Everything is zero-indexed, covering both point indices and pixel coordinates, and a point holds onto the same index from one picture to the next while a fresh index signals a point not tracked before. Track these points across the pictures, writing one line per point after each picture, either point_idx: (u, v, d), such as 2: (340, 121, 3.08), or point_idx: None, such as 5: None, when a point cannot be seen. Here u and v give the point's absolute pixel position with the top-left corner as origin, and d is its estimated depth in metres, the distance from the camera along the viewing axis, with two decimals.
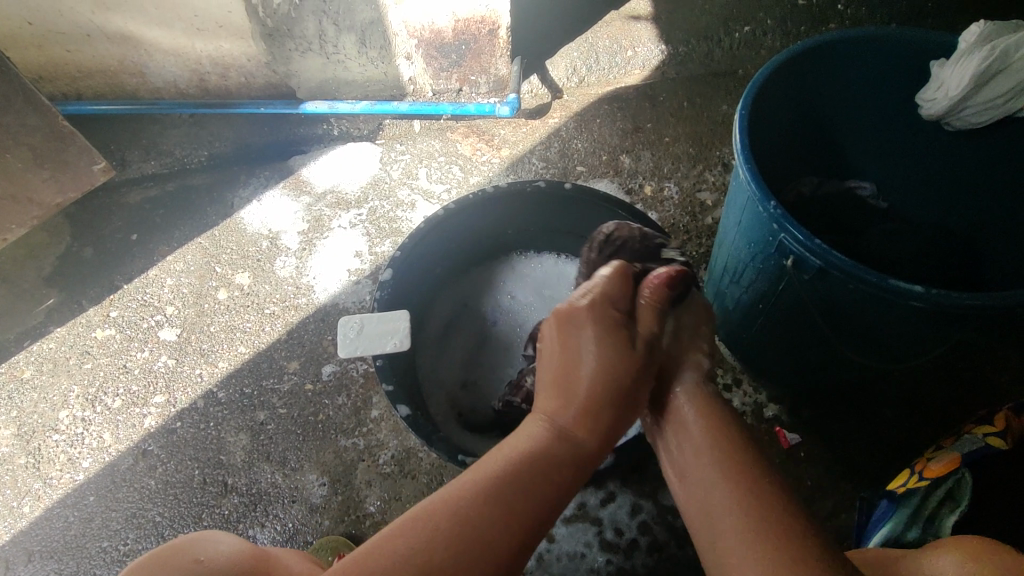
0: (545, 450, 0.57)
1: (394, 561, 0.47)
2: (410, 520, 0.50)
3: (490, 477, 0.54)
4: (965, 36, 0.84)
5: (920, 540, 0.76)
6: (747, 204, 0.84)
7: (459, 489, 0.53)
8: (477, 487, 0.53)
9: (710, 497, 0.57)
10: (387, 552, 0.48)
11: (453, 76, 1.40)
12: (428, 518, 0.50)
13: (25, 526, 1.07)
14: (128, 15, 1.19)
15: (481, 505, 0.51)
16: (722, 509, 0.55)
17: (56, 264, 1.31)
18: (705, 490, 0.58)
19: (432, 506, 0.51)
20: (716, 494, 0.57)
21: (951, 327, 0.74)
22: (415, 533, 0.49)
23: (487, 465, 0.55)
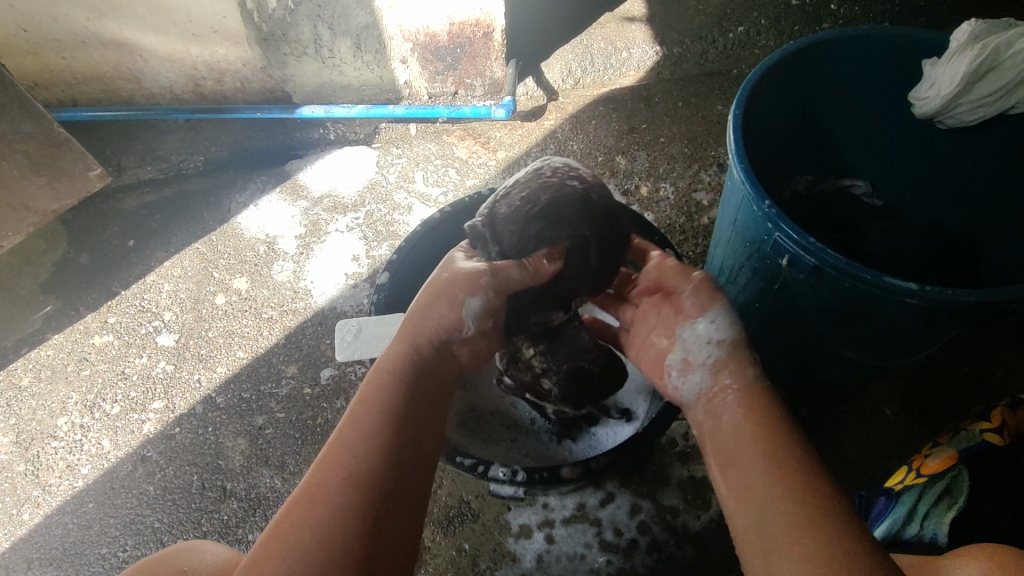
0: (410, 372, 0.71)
1: (313, 528, 0.55)
2: (303, 497, 0.58)
3: (366, 431, 0.63)
4: (955, 35, 0.85)
5: (919, 537, 0.77)
6: (741, 203, 0.84)
7: (329, 460, 0.61)
8: (354, 443, 0.62)
9: (756, 488, 0.55)
10: (295, 529, 0.56)
11: (449, 79, 1.40)
12: (320, 487, 0.58)
13: (25, 533, 1.07)
14: (123, 21, 1.19)
15: (354, 469, 0.60)
16: (770, 507, 0.53)
17: (52, 271, 1.30)
18: (751, 488, 0.55)
19: (314, 475, 0.60)
20: (763, 489, 0.54)
21: (945, 323, 0.75)
22: (317, 499, 0.57)
23: (358, 410, 0.65)
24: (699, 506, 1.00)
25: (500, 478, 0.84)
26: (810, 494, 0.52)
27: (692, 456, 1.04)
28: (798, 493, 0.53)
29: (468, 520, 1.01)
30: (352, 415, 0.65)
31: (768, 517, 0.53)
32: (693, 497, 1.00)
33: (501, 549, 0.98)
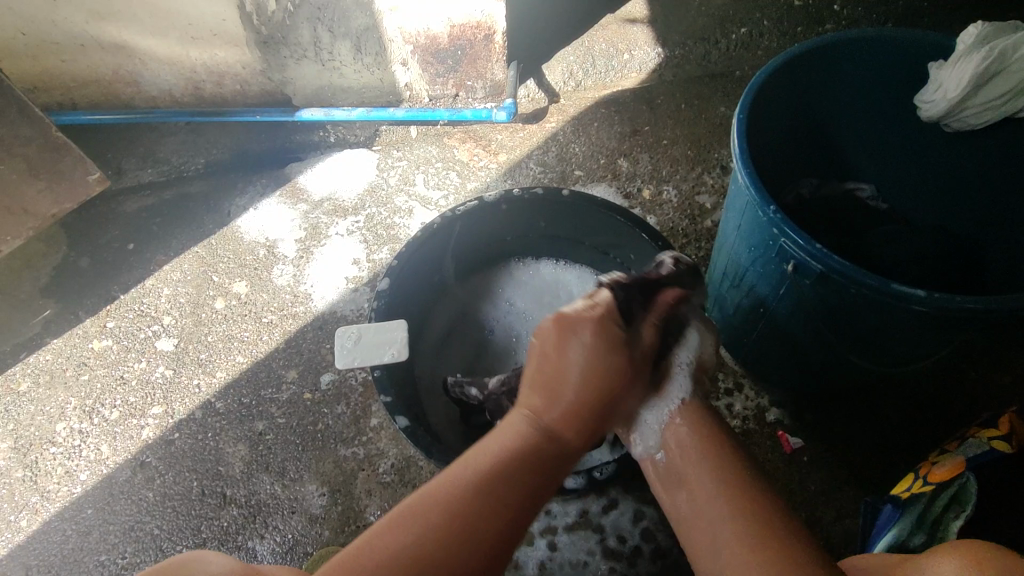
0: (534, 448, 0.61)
1: (382, 561, 0.51)
2: (393, 524, 0.53)
3: (474, 510, 0.54)
4: (962, 38, 0.84)
5: (923, 545, 0.75)
6: (746, 209, 0.83)
7: (435, 506, 0.54)
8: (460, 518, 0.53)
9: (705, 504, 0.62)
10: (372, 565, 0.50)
11: (450, 82, 1.39)
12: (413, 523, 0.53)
13: (23, 540, 1.06)
14: (122, 24, 1.18)
15: (444, 535, 0.53)
16: (719, 523, 0.59)
17: (51, 276, 1.30)
18: (702, 506, 0.62)
19: (415, 513, 0.54)
20: (712, 507, 0.61)
21: (954, 330, 0.74)
22: (403, 536, 0.52)
23: (455, 482, 0.56)
24: None
25: None
26: (752, 510, 0.59)
27: None
28: (738, 505, 0.59)
29: None
30: (450, 481, 0.56)
31: (717, 531, 0.59)
32: None
33: None
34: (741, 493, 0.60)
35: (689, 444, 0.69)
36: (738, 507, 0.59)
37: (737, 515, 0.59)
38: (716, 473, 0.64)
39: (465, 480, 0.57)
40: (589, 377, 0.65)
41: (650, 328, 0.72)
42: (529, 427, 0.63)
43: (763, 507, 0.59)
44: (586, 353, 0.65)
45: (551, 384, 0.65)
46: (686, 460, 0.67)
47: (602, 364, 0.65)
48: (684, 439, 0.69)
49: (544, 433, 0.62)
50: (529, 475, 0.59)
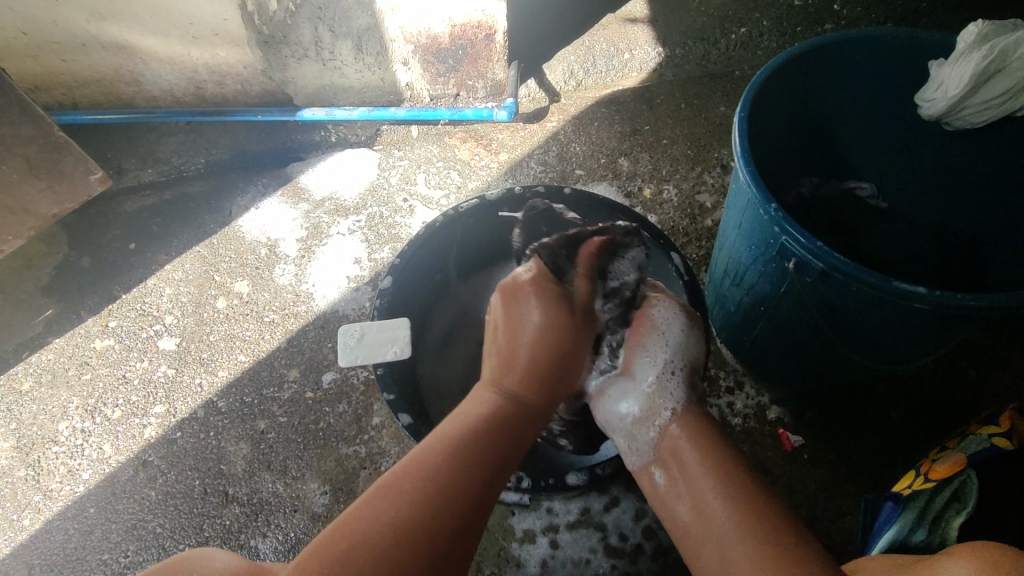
0: (496, 408, 0.67)
1: (371, 529, 0.53)
2: (381, 493, 0.56)
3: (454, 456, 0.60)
4: (963, 36, 0.84)
5: (926, 542, 0.74)
6: (747, 207, 0.83)
7: (410, 464, 0.59)
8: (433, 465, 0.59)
9: (711, 513, 0.61)
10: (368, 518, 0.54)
11: (450, 81, 1.40)
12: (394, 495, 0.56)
13: (25, 539, 1.06)
14: (123, 24, 1.18)
15: (424, 486, 0.57)
16: (727, 530, 0.59)
17: (53, 275, 1.30)
18: (706, 515, 0.61)
19: (396, 479, 0.57)
20: (718, 514, 0.60)
21: (956, 328, 0.74)
22: (392, 500, 0.55)
23: (433, 446, 0.61)
24: None
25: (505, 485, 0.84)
26: (756, 517, 0.59)
27: None
28: (745, 513, 0.59)
29: None
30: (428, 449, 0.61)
31: (725, 541, 0.58)
32: None
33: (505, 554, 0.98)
34: (751, 498, 0.60)
35: (689, 452, 0.67)
36: (744, 515, 0.59)
37: (744, 522, 0.59)
38: (720, 478, 0.63)
39: (443, 445, 0.61)
40: (540, 343, 0.72)
41: (581, 279, 0.80)
42: (491, 395, 0.69)
43: (767, 513, 0.59)
44: (530, 315, 0.73)
45: (506, 358, 0.72)
46: (687, 468, 0.66)
47: (556, 326, 0.73)
48: (682, 445, 0.68)
49: (505, 396, 0.69)
50: (500, 435, 0.64)
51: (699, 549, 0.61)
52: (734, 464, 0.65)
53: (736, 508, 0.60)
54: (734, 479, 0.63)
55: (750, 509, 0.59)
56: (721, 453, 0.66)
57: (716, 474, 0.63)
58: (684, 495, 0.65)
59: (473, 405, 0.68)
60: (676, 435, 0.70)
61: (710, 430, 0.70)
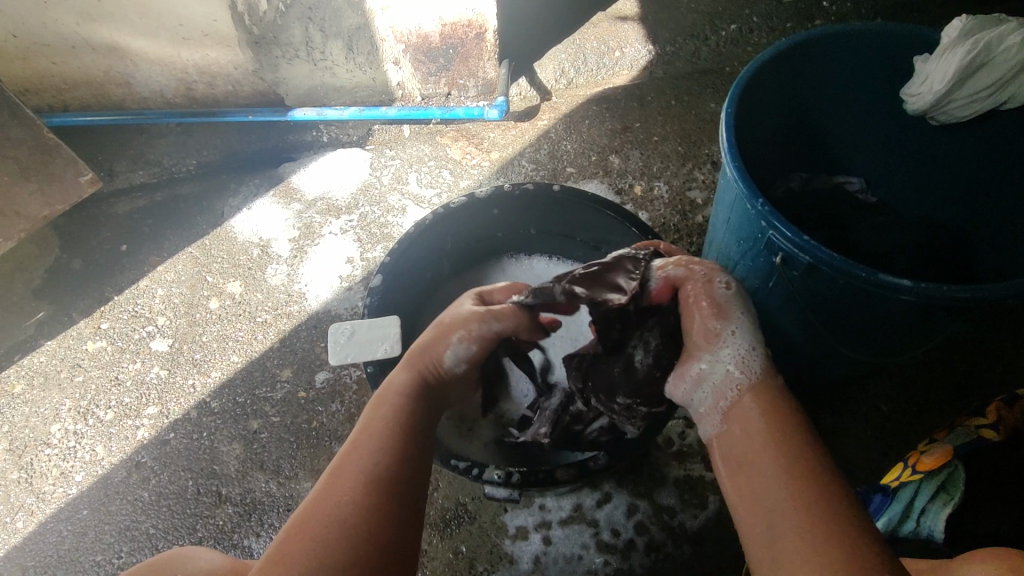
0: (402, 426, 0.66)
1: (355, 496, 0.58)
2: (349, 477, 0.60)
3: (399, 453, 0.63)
4: (948, 30, 0.85)
5: (916, 532, 0.79)
6: (735, 201, 0.84)
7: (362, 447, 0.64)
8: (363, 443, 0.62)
9: (771, 485, 0.57)
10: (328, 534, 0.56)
11: (442, 80, 1.40)
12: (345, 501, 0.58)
13: (18, 542, 1.06)
14: (113, 25, 1.18)
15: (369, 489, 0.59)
16: (781, 505, 0.55)
17: (45, 277, 1.30)
18: (766, 488, 0.57)
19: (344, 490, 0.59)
20: (778, 491, 0.56)
21: (941, 320, 0.75)
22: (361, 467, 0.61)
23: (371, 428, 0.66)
24: (696, 505, 0.99)
25: (494, 480, 0.83)
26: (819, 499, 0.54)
27: (689, 454, 1.03)
28: (808, 494, 0.55)
29: (465, 522, 1.00)
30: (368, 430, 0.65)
31: (779, 519, 0.55)
32: (691, 496, 1.00)
33: (498, 551, 0.98)
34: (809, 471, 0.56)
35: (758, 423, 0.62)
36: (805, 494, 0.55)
37: (804, 503, 0.54)
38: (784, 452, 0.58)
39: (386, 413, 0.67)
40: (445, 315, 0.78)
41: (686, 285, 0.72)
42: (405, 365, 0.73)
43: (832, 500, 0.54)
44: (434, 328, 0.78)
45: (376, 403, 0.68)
46: (754, 438, 0.61)
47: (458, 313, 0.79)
48: (755, 414, 0.62)
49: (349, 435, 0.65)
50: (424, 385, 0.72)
51: (750, 520, 0.57)
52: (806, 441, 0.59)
53: (802, 486, 0.55)
54: (799, 459, 0.58)
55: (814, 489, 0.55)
56: (789, 427, 0.60)
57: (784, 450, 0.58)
58: (743, 468, 0.60)
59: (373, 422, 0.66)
60: (746, 403, 0.64)
61: (784, 401, 0.63)
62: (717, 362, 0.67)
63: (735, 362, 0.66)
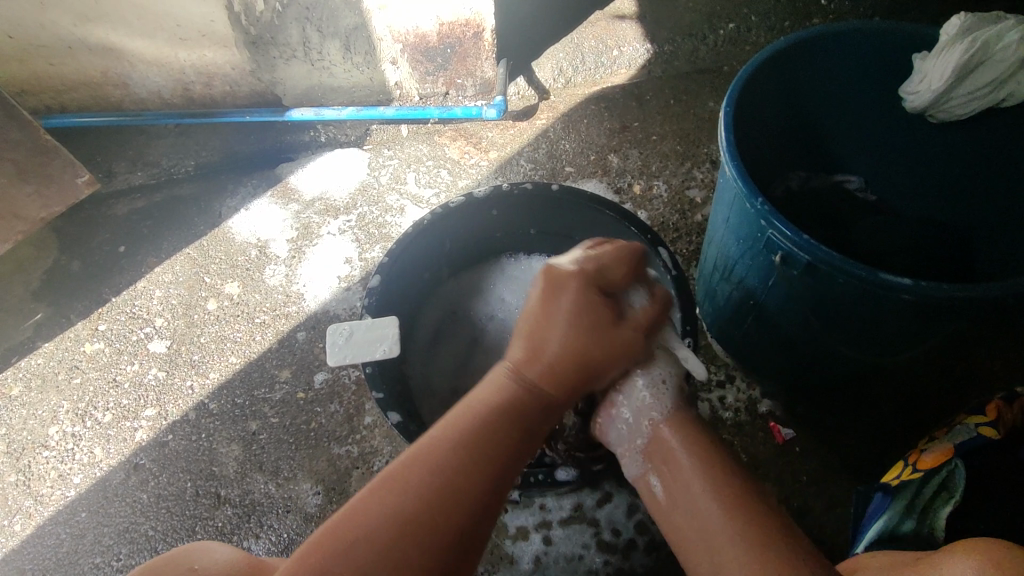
0: (515, 397, 0.63)
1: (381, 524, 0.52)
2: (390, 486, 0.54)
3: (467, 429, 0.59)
4: (946, 29, 0.85)
5: (915, 532, 0.75)
6: (734, 201, 0.84)
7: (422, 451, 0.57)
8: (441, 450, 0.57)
9: (700, 510, 0.62)
10: (363, 520, 0.52)
11: (440, 80, 1.39)
12: (405, 482, 0.54)
13: (16, 545, 1.06)
14: (110, 26, 1.18)
15: (431, 473, 0.55)
16: (711, 514, 0.61)
17: (42, 279, 1.29)
18: (696, 516, 0.62)
19: (403, 471, 0.55)
20: (708, 515, 0.61)
21: (941, 318, 0.75)
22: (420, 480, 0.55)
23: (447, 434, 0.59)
24: None
25: None
26: (744, 509, 0.60)
27: None
28: (738, 508, 0.60)
29: None
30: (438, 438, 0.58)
31: (717, 538, 0.59)
32: None
33: (498, 551, 0.98)
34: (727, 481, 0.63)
35: (680, 458, 0.67)
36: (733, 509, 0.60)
37: (733, 516, 0.59)
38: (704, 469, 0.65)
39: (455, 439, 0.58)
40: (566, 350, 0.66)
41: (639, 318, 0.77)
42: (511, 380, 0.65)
43: (756, 507, 0.60)
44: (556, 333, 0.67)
45: (535, 348, 0.67)
46: (677, 473, 0.66)
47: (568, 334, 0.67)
48: (674, 448, 0.68)
49: (524, 386, 0.65)
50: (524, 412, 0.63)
51: (691, 549, 0.61)
52: (722, 464, 0.66)
53: (727, 504, 0.61)
54: (722, 475, 0.64)
55: (739, 503, 0.61)
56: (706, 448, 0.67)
57: (706, 475, 0.64)
58: (675, 503, 0.65)
59: (492, 391, 0.64)
60: (666, 438, 0.70)
61: (696, 429, 0.70)
62: (632, 397, 0.73)
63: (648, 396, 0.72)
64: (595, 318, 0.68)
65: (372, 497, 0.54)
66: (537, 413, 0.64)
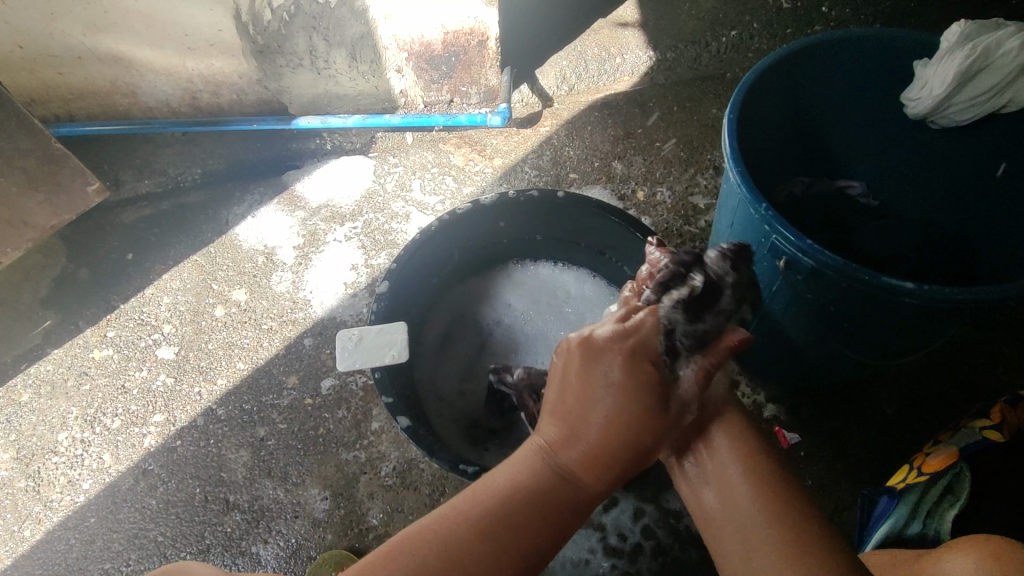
0: (551, 486, 0.57)
1: None
2: (397, 553, 0.53)
3: (471, 524, 0.54)
4: (947, 35, 0.86)
5: (921, 535, 0.76)
6: (738, 206, 0.85)
7: (448, 535, 0.54)
8: (460, 525, 0.54)
9: (737, 499, 0.59)
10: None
11: (444, 87, 1.41)
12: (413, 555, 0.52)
13: (26, 550, 1.06)
14: (118, 35, 1.19)
15: (444, 546, 0.53)
16: (746, 506, 0.59)
17: (51, 286, 1.30)
18: (731, 500, 0.60)
19: (415, 542, 0.53)
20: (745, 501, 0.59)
21: (945, 321, 0.75)
22: (407, 567, 0.52)
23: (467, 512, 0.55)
24: None
25: None
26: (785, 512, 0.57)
27: None
28: (773, 495, 0.58)
29: None
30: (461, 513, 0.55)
31: (750, 527, 0.57)
32: None
33: None
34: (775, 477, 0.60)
35: (724, 451, 0.64)
36: (772, 508, 0.57)
37: (771, 509, 0.57)
38: (748, 464, 0.62)
39: (464, 538, 0.53)
40: (611, 429, 0.59)
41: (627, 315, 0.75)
42: (546, 464, 0.59)
43: (800, 506, 0.58)
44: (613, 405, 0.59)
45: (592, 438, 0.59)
46: (718, 464, 0.63)
47: (631, 421, 0.59)
48: (714, 433, 0.65)
49: (562, 473, 0.58)
50: (554, 516, 0.56)
51: (721, 533, 0.59)
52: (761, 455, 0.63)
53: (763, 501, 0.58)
54: (769, 470, 0.61)
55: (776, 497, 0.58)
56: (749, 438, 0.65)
57: (744, 463, 0.62)
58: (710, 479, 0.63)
59: (528, 468, 0.59)
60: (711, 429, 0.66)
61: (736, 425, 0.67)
62: None
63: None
64: (648, 391, 0.60)
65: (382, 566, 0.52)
66: (578, 501, 0.58)
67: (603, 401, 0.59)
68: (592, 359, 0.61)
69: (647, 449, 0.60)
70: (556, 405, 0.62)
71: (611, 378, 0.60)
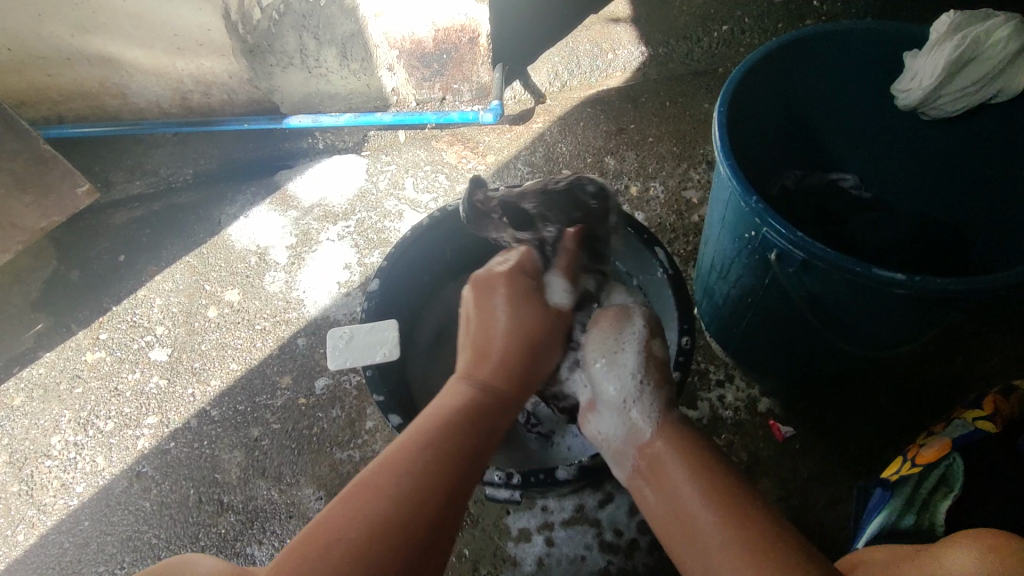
0: (472, 399, 0.64)
1: (346, 520, 0.51)
2: (354, 496, 0.52)
3: (416, 446, 0.57)
4: (936, 26, 0.86)
5: (915, 527, 0.75)
6: (729, 200, 0.84)
7: (397, 452, 0.56)
8: (413, 450, 0.56)
9: (687, 504, 0.57)
10: (337, 531, 0.50)
11: (436, 85, 1.40)
12: (374, 498, 0.52)
13: (20, 554, 1.06)
14: (107, 36, 1.18)
15: (396, 475, 0.54)
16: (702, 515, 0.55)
17: (43, 289, 1.30)
18: (683, 507, 0.57)
19: (367, 484, 0.53)
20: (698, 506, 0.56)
21: (937, 312, 0.75)
22: (361, 502, 0.52)
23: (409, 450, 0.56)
24: None
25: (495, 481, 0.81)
26: (737, 508, 0.55)
27: None
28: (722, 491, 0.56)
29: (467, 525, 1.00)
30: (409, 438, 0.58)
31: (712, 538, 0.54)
32: None
33: (501, 553, 0.98)
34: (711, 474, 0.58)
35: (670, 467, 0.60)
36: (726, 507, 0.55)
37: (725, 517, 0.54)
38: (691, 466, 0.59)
39: (413, 458, 0.55)
40: (511, 331, 0.70)
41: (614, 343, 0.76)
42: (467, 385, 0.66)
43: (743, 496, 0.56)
44: (511, 309, 0.71)
45: (480, 348, 0.69)
46: (663, 467, 0.61)
47: (523, 317, 0.71)
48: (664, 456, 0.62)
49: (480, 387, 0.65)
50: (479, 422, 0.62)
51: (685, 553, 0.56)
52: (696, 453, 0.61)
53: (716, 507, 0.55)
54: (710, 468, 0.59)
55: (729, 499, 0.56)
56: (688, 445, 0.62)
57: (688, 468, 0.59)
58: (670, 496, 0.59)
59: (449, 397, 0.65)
60: (657, 434, 0.64)
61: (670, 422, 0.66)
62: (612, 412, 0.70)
63: (635, 386, 0.69)
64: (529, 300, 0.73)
65: (343, 507, 0.52)
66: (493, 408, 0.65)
67: (500, 319, 0.71)
68: (489, 294, 0.73)
69: (542, 347, 0.71)
70: (465, 345, 0.72)
71: (501, 302, 0.72)
